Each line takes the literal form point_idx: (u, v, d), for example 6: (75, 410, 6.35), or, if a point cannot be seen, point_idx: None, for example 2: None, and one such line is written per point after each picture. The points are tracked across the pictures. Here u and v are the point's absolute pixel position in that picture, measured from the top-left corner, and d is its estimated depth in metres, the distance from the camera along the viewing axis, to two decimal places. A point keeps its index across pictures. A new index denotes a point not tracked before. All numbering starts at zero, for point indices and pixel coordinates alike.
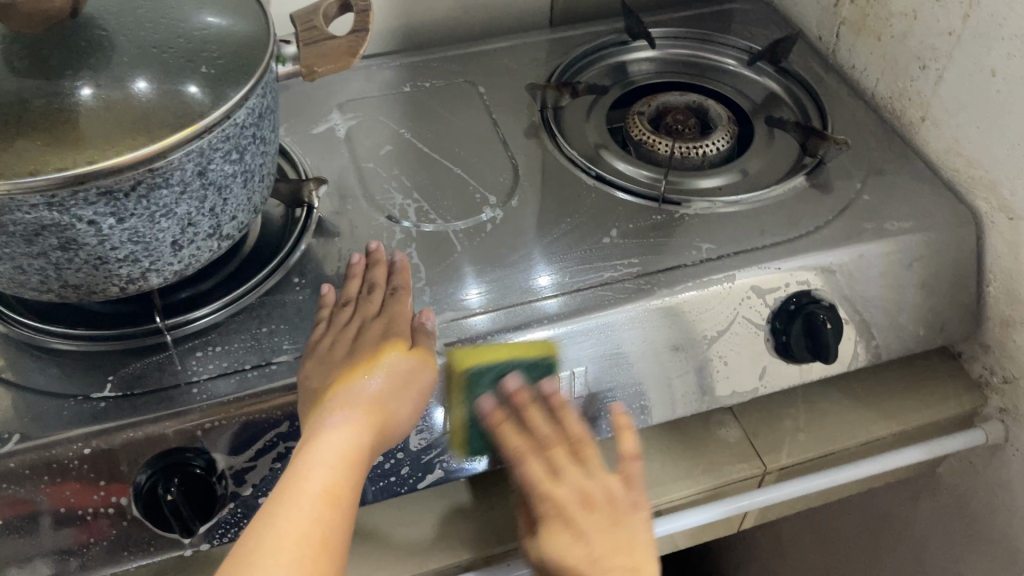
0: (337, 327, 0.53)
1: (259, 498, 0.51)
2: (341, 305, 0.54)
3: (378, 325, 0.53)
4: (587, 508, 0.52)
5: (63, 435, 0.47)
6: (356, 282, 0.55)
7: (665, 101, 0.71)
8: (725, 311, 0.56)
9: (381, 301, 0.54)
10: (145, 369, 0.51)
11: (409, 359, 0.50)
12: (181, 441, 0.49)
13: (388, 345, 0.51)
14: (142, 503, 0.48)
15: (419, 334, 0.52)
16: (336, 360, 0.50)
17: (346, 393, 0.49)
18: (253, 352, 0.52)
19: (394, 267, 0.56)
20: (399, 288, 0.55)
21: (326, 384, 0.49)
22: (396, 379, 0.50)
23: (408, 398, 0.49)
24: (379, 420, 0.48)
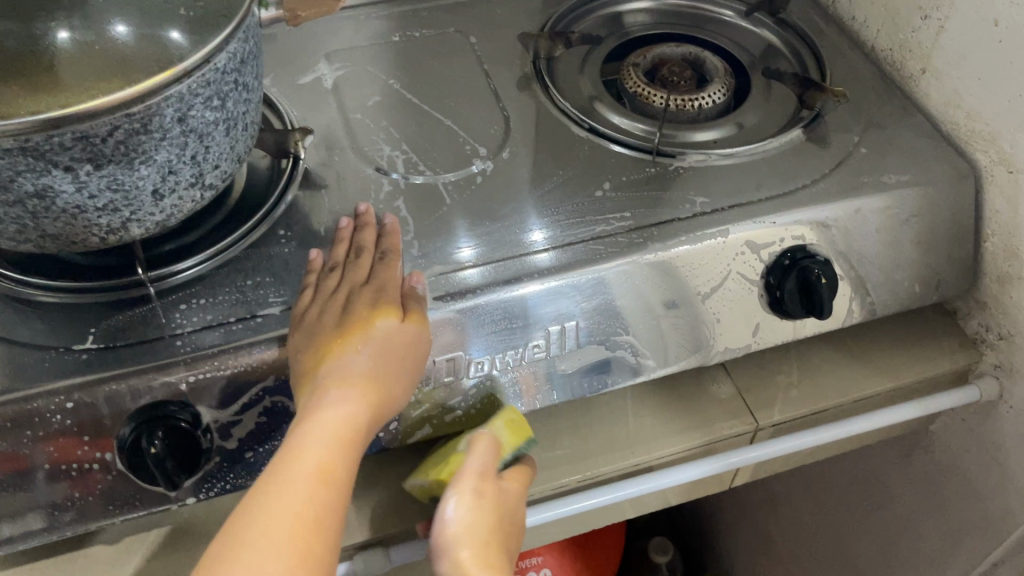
0: (325, 294, 0.50)
1: (246, 452, 0.51)
2: (329, 269, 0.52)
3: (368, 290, 0.51)
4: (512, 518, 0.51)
5: (45, 388, 0.46)
6: (343, 243, 0.54)
7: (661, 53, 0.69)
8: (718, 266, 0.55)
9: (370, 266, 0.52)
10: (128, 322, 0.50)
11: (402, 326, 0.49)
12: (166, 395, 0.48)
13: (382, 310, 0.49)
14: (126, 456, 0.47)
15: (410, 298, 0.51)
16: (326, 329, 0.48)
17: (339, 364, 0.47)
18: (238, 305, 0.51)
19: (385, 228, 0.54)
20: (388, 252, 0.53)
21: (318, 357, 0.47)
22: (392, 347, 0.48)
23: (403, 369, 0.48)
24: (374, 391, 0.47)
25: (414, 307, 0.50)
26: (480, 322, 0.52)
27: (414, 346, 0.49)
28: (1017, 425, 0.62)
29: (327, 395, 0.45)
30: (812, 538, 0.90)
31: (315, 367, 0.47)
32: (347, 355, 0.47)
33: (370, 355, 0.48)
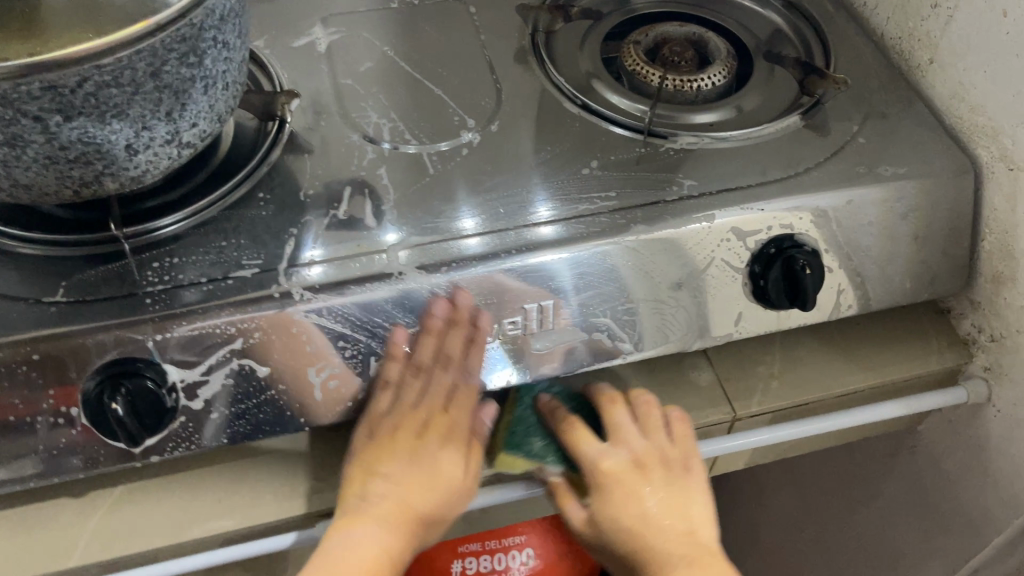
0: (402, 396, 0.52)
1: (211, 413, 0.50)
2: (413, 369, 0.52)
3: (446, 417, 0.52)
4: (642, 471, 0.53)
5: (12, 338, 0.47)
6: (432, 341, 0.51)
7: (664, 32, 0.68)
8: (702, 252, 0.54)
9: (451, 380, 0.53)
10: (100, 277, 0.50)
11: (464, 473, 0.52)
12: (132, 352, 0.48)
13: (450, 445, 0.52)
14: (89, 411, 0.47)
15: (474, 436, 0.53)
16: (396, 452, 0.51)
17: (398, 484, 0.50)
18: (211, 266, 0.51)
19: (474, 322, 0.51)
20: (475, 370, 0.53)
21: (381, 473, 0.51)
22: (449, 492, 0.51)
23: (449, 509, 0.51)
24: (423, 516, 0.50)
25: (475, 453, 0.53)
26: (451, 297, 0.51)
27: (466, 497, 0.52)
28: (1003, 430, 0.61)
29: (376, 497, 0.50)
30: (796, 532, 0.89)
31: (376, 469, 0.51)
32: (411, 472, 0.51)
33: (427, 483, 0.51)
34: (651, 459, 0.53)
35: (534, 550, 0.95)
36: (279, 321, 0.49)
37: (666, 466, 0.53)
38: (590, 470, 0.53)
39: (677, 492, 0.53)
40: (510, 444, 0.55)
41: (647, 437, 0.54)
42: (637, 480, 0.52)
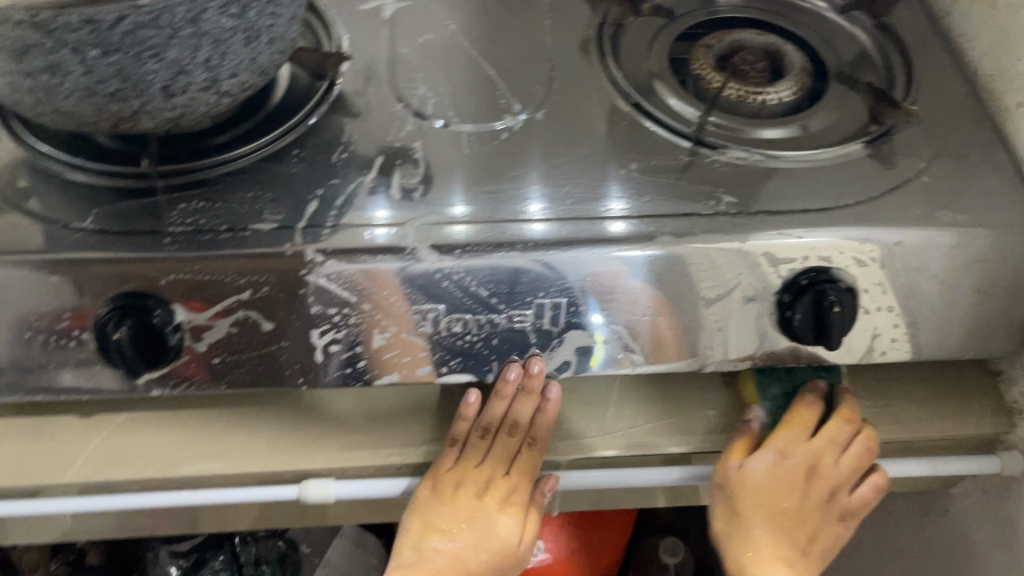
0: (466, 464, 0.60)
1: (214, 357, 0.52)
2: (481, 435, 0.60)
3: (506, 483, 0.62)
4: (829, 494, 0.58)
5: (35, 257, 0.49)
6: (500, 406, 0.58)
7: (739, 39, 0.66)
8: (729, 274, 0.52)
9: (519, 445, 0.60)
10: (129, 210, 0.52)
11: (518, 534, 0.62)
12: (144, 287, 0.49)
13: (511, 510, 0.61)
14: (97, 335, 0.49)
15: (535, 500, 0.61)
16: (463, 513, 0.61)
17: (461, 542, 0.61)
18: (234, 214, 0.52)
19: (541, 399, 0.57)
20: (535, 441, 0.59)
21: (448, 530, 0.60)
22: (502, 551, 0.62)
23: (502, 564, 0.62)
24: (478, 569, 0.61)
25: (529, 515, 0.62)
26: (461, 282, 0.50)
27: (518, 552, 0.63)
28: None
29: (438, 552, 0.60)
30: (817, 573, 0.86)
31: (436, 525, 0.60)
32: (471, 531, 0.62)
33: (487, 545, 0.62)
34: (835, 485, 0.57)
35: (545, 544, 0.94)
36: (288, 279, 0.50)
37: (820, 482, 0.57)
38: (814, 465, 0.56)
39: (803, 523, 0.57)
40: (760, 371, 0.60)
41: (845, 448, 0.56)
42: (805, 494, 0.57)
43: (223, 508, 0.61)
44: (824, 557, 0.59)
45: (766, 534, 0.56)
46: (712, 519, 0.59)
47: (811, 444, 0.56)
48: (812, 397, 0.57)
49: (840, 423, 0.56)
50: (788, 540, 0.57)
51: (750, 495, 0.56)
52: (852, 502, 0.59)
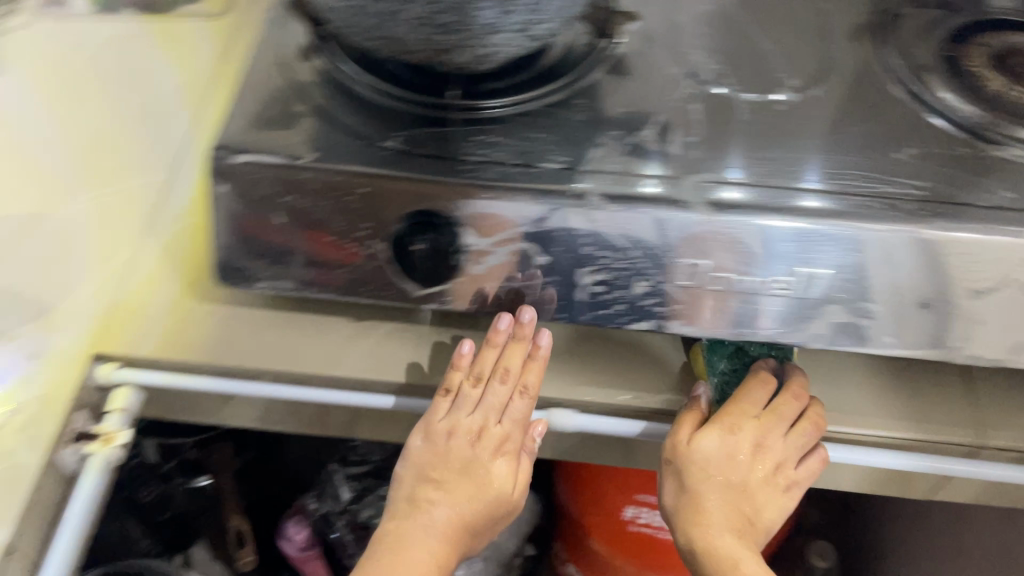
0: (455, 417, 0.60)
1: (488, 283, 0.56)
2: (473, 381, 0.60)
3: (497, 432, 0.61)
4: (758, 453, 0.60)
5: (348, 168, 0.53)
6: (492, 352, 0.60)
7: (1016, 42, 0.65)
8: (1000, 268, 0.52)
9: (506, 394, 0.60)
10: (429, 136, 0.56)
11: (512, 484, 0.61)
12: (437, 208, 0.54)
13: (507, 455, 0.61)
14: (394, 245, 0.55)
15: (522, 445, 0.61)
16: (450, 462, 0.60)
17: (450, 492, 0.60)
18: (523, 152, 0.55)
19: (532, 348, 0.59)
20: (529, 391, 0.60)
21: (441, 483, 0.60)
22: (496, 504, 0.61)
23: (495, 513, 0.61)
24: (468, 521, 0.60)
25: (523, 461, 0.62)
26: (728, 240, 0.52)
27: (513, 501, 0.62)
28: None
29: (434, 503, 0.60)
30: None
31: (430, 477, 0.61)
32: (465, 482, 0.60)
33: (482, 495, 0.60)
34: (743, 445, 0.60)
35: None
36: (565, 217, 0.53)
37: (770, 478, 0.61)
38: (721, 424, 0.59)
39: (749, 497, 0.61)
40: (709, 343, 0.63)
41: (755, 415, 0.60)
42: (750, 472, 0.61)
43: None
44: (768, 530, 0.62)
45: (717, 502, 0.60)
46: (665, 491, 0.62)
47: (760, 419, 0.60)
48: (762, 376, 0.61)
49: (791, 403, 0.60)
50: (737, 515, 0.60)
51: (703, 472, 0.59)
52: (799, 476, 0.61)
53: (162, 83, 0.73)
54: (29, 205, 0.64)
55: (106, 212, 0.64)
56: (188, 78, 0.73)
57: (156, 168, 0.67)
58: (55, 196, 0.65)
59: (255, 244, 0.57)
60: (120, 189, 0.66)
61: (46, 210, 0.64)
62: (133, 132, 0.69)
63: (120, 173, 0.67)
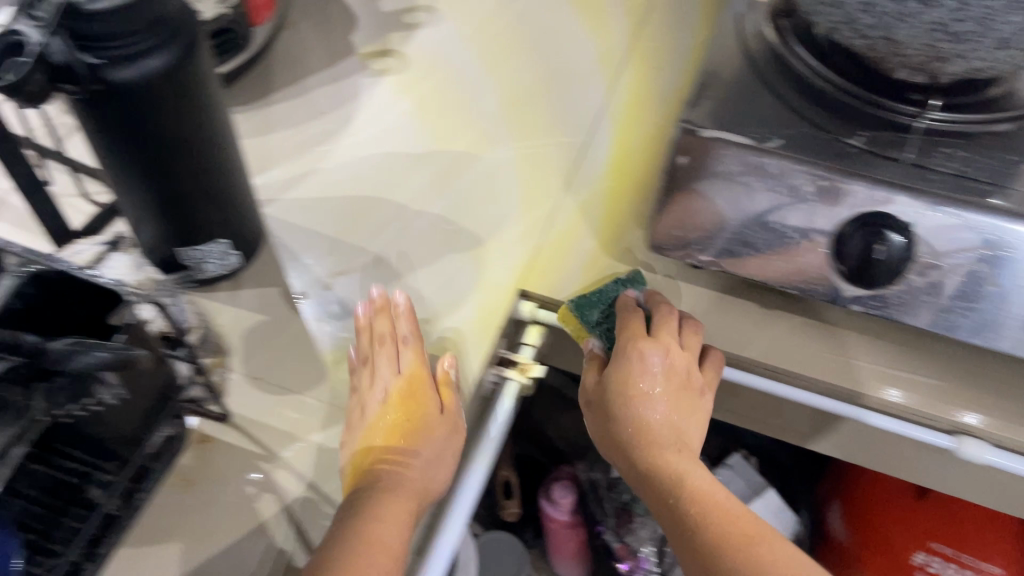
0: (363, 394, 0.56)
1: (926, 291, 0.54)
2: (363, 360, 0.57)
3: (417, 380, 0.57)
4: (672, 378, 0.57)
5: (812, 159, 0.55)
6: (383, 321, 0.57)
7: None
8: None
9: (391, 354, 0.56)
10: (894, 139, 0.56)
11: (443, 408, 0.56)
12: (896, 211, 0.53)
13: (420, 398, 0.56)
14: (836, 244, 0.54)
15: (443, 385, 0.56)
16: (382, 419, 0.55)
17: (363, 408, 0.55)
18: (995, 171, 0.54)
19: (397, 312, 0.58)
20: (408, 337, 0.57)
21: (376, 450, 0.54)
22: (433, 420, 0.55)
23: (446, 444, 0.54)
24: (439, 460, 0.54)
25: (448, 404, 0.56)
26: None
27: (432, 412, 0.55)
28: None
29: (409, 439, 0.55)
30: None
31: (367, 420, 0.55)
32: (415, 422, 0.56)
33: (418, 451, 0.54)
34: (679, 375, 0.57)
35: None
36: None
37: (688, 389, 0.58)
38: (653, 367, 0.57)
39: (687, 407, 0.59)
40: (578, 303, 0.58)
41: (645, 326, 0.58)
42: (687, 396, 0.58)
43: (835, 432, 0.65)
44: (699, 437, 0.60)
45: (663, 414, 0.58)
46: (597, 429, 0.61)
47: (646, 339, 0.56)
48: (626, 308, 0.59)
49: (636, 316, 0.58)
50: (670, 432, 0.58)
51: (641, 393, 0.58)
52: (705, 377, 0.58)
53: (583, 50, 0.76)
54: (467, 146, 0.70)
55: (532, 163, 0.69)
56: (604, 50, 0.76)
57: (577, 130, 0.71)
58: (489, 142, 0.70)
59: (687, 215, 0.59)
60: (545, 144, 0.70)
61: (481, 153, 0.69)
62: (557, 91, 0.73)
63: (544, 129, 0.71)
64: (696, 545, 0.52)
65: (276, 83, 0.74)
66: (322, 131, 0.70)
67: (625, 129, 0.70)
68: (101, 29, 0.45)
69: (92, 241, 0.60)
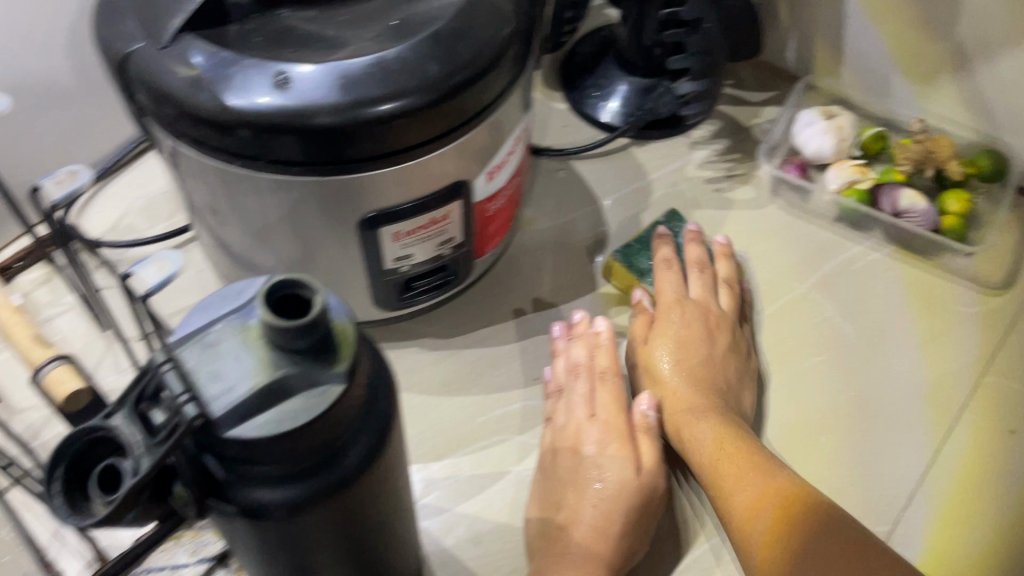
0: (557, 426, 0.50)
1: None
2: (554, 391, 0.52)
3: (600, 420, 0.49)
4: (709, 336, 0.52)
5: None
6: (581, 349, 0.52)
7: None
8: None
9: (586, 386, 0.50)
10: None
11: (636, 465, 0.46)
12: None
13: (616, 449, 0.47)
14: None
15: (641, 430, 0.48)
16: (568, 461, 0.47)
17: (564, 481, 0.47)
18: None
19: (597, 343, 0.53)
20: (609, 374, 0.51)
21: (568, 502, 0.46)
22: (629, 483, 0.46)
23: (644, 505, 0.45)
24: (633, 523, 0.45)
25: (646, 452, 0.47)
26: None
27: (652, 483, 0.46)
28: None
29: (594, 508, 0.45)
30: None
31: (552, 475, 0.47)
32: (596, 454, 0.47)
33: (600, 496, 0.45)
34: (720, 329, 0.53)
35: None
36: None
37: (707, 331, 0.53)
38: (699, 308, 0.54)
39: (720, 359, 0.51)
40: (624, 254, 0.57)
41: (685, 288, 0.55)
42: (722, 340, 0.52)
43: None
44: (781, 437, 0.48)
45: (700, 360, 0.51)
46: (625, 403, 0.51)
47: (696, 303, 0.54)
48: (660, 262, 0.56)
49: (677, 272, 0.55)
50: (711, 394, 0.49)
51: (693, 343, 0.52)
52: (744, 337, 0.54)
53: (908, 370, 0.54)
54: None
55: None
56: (938, 374, 0.54)
57: (875, 515, 0.49)
58: None
59: None
60: None
61: None
62: (858, 436, 0.52)
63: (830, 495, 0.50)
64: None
65: (489, 310, 0.57)
66: (529, 407, 0.53)
67: (948, 537, 0.48)
68: (235, 454, 0.29)
69: (195, 546, 0.45)
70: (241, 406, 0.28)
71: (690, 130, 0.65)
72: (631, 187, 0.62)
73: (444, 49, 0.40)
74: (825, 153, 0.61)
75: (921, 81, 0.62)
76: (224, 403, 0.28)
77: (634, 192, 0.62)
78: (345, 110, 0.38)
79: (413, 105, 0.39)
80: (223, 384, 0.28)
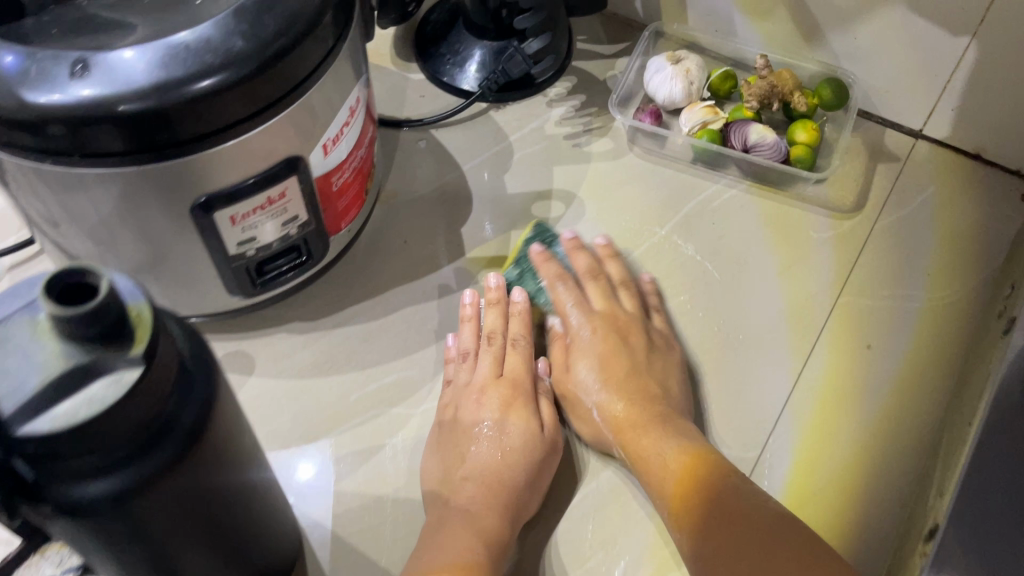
0: (458, 387, 0.51)
1: None
2: (461, 356, 0.52)
3: (505, 381, 0.50)
4: (620, 338, 0.52)
5: None
6: (494, 315, 0.53)
7: None
8: None
9: (500, 351, 0.52)
10: None
11: (532, 427, 0.48)
12: None
13: (518, 409, 0.49)
14: None
15: (542, 393, 0.51)
16: (456, 426, 0.48)
17: (457, 442, 0.48)
18: None
19: (511, 310, 0.53)
20: (522, 338, 0.52)
21: (451, 458, 0.47)
22: (520, 446, 0.47)
23: (547, 466, 0.47)
24: (531, 484, 0.46)
25: (546, 411, 0.49)
26: None
27: (549, 460, 0.47)
28: None
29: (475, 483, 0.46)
30: None
31: (454, 442, 0.48)
32: (501, 410, 0.49)
33: (499, 449, 0.47)
34: (634, 333, 0.52)
35: None
36: None
37: (621, 340, 0.52)
38: (612, 312, 0.53)
39: (635, 356, 0.51)
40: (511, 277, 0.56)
41: (583, 290, 0.54)
42: (636, 344, 0.51)
43: None
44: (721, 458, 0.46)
45: (611, 357, 0.51)
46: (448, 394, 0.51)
47: (608, 308, 0.53)
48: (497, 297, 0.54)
49: (554, 263, 0.56)
50: (638, 388, 0.49)
51: (622, 332, 0.52)
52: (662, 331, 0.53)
53: (768, 301, 0.55)
54: None
55: None
56: (799, 297, 0.55)
57: (742, 441, 0.50)
58: None
59: None
60: None
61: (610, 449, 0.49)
62: (722, 367, 0.53)
63: (697, 422, 0.51)
64: (715, 536, 0.42)
65: (358, 286, 0.57)
66: (404, 377, 0.53)
67: (815, 448, 0.49)
68: (38, 451, 0.28)
69: (60, 558, 0.43)
70: (35, 398, 0.27)
71: (546, 89, 0.66)
72: (492, 150, 0.63)
73: (248, 22, 0.39)
74: (676, 98, 0.62)
75: (760, 17, 0.63)
76: (17, 399, 0.27)
77: (496, 155, 0.63)
78: (162, 92, 0.37)
79: (231, 78, 0.38)
80: (13, 383, 0.27)
